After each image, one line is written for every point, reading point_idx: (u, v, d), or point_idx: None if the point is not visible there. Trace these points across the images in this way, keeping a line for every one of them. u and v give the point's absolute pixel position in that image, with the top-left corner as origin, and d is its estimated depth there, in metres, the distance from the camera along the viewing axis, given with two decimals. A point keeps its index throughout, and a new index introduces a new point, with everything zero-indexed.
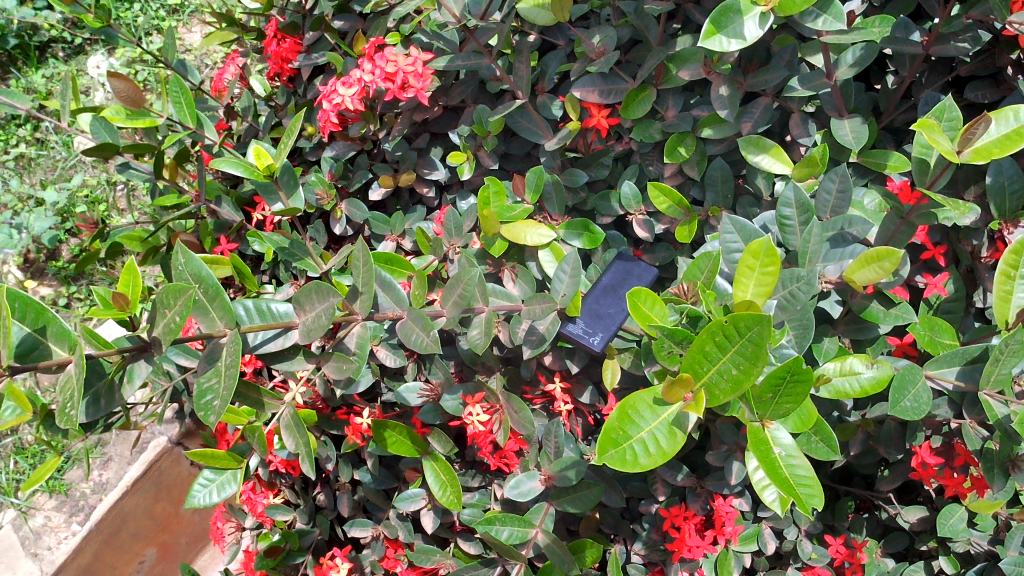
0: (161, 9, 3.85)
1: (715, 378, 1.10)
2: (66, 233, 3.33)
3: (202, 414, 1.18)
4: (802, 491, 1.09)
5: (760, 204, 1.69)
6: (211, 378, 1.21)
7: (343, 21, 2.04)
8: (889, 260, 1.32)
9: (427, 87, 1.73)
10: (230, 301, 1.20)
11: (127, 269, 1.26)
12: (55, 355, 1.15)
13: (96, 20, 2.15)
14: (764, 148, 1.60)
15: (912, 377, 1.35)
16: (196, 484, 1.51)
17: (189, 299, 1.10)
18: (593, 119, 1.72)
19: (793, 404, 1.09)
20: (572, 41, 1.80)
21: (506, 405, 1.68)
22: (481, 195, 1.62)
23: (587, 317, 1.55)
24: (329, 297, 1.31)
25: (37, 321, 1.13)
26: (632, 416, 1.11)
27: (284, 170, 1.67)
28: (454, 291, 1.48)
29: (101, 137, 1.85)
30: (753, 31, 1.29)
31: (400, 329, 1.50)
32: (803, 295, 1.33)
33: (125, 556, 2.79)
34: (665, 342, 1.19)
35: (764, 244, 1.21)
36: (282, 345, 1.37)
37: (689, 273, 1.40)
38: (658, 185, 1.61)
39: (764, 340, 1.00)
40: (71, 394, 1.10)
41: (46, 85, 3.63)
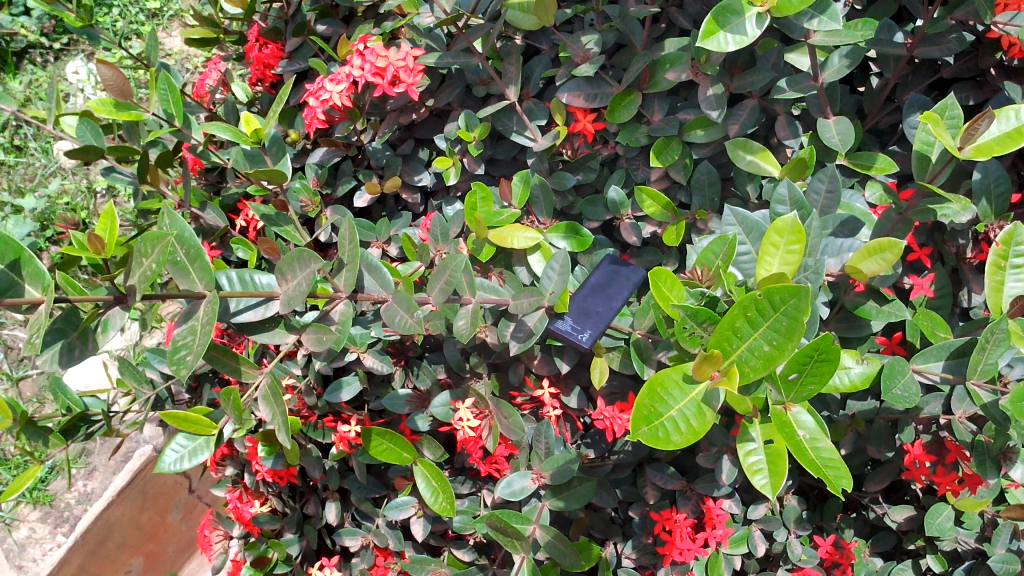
0: (140, 13, 3.83)
1: (745, 355, 1.10)
2: (47, 241, 3.31)
3: (174, 369, 1.17)
4: (829, 473, 1.07)
5: (747, 207, 1.69)
6: (187, 336, 1.19)
7: (326, 25, 2.04)
8: (891, 251, 1.32)
9: (417, 82, 1.73)
10: (212, 263, 1.18)
11: (107, 212, 1.28)
12: (29, 295, 1.11)
13: (77, 18, 2.11)
14: (751, 150, 1.59)
15: (901, 366, 1.36)
16: (169, 449, 1.41)
17: (165, 247, 1.08)
18: (578, 124, 1.74)
19: (817, 384, 1.10)
20: (556, 46, 1.81)
21: (496, 411, 1.68)
22: (467, 200, 1.61)
23: (575, 314, 1.54)
24: (311, 264, 1.29)
25: (12, 261, 1.09)
26: (662, 394, 1.09)
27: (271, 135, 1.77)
28: (439, 278, 1.46)
29: (85, 140, 1.88)
30: (752, 30, 1.27)
31: (385, 311, 1.46)
32: (813, 284, 1.32)
33: (111, 566, 2.77)
34: (688, 322, 1.18)
35: (789, 220, 1.24)
36: (263, 315, 1.36)
37: (703, 257, 1.38)
38: (645, 189, 1.62)
39: (800, 314, 1.02)
40: (34, 336, 1.07)
41: (24, 91, 3.60)
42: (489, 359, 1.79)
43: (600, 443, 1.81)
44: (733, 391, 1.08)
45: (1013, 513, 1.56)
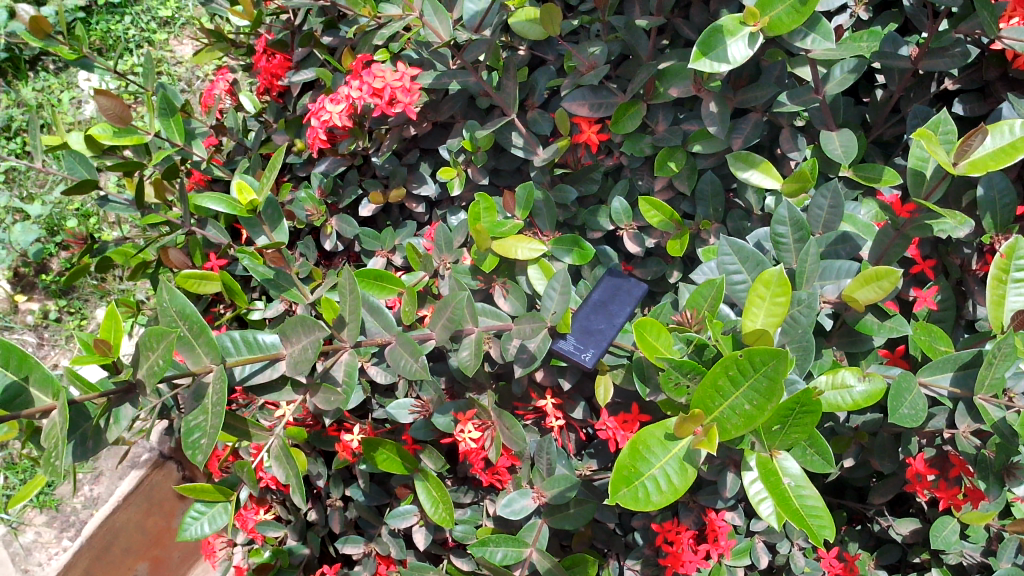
0: (152, 21, 3.86)
1: (727, 413, 1.10)
2: (55, 247, 3.33)
3: (189, 453, 1.18)
4: (812, 521, 1.07)
5: (751, 219, 1.69)
6: (198, 414, 1.20)
7: (332, 37, 2.02)
8: (888, 280, 1.32)
9: (414, 102, 1.73)
10: (215, 336, 1.20)
11: (109, 312, 1.26)
12: (38, 400, 1.17)
13: (72, 51, 2.10)
14: (752, 164, 1.59)
15: (907, 384, 1.35)
16: (188, 517, 1.54)
17: (169, 344, 1.12)
18: (583, 135, 1.72)
19: (802, 435, 1.10)
20: (561, 57, 1.82)
21: (498, 421, 1.68)
22: (472, 210, 1.62)
23: (577, 334, 1.54)
24: (314, 328, 1.32)
25: (21, 370, 1.15)
26: (642, 453, 1.10)
27: (267, 203, 1.62)
28: (442, 314, 1.48)
29: (78, 174, 1.94)
30: (742, 51, 1.29)
31: (389, 354, 1.50)
32: (804, 318, 1.32)
33: (117, 571, 2.77)
34: (673, 373, 1.19)
35: (775, 272, 1.24)
36: (270, 377, 1.37)
37: (692, 301, 1.38)
38: (649, 199, 1.61)
39: (780, 376, 1.01)
40: (54, 440, 1.12)
41: (36, 98, 3.63)
42: (492, 369, 1.80)
43: (603, 454, 1.79)
44: (712, 450, 1.09)
45: (1018, 528, 1.55)
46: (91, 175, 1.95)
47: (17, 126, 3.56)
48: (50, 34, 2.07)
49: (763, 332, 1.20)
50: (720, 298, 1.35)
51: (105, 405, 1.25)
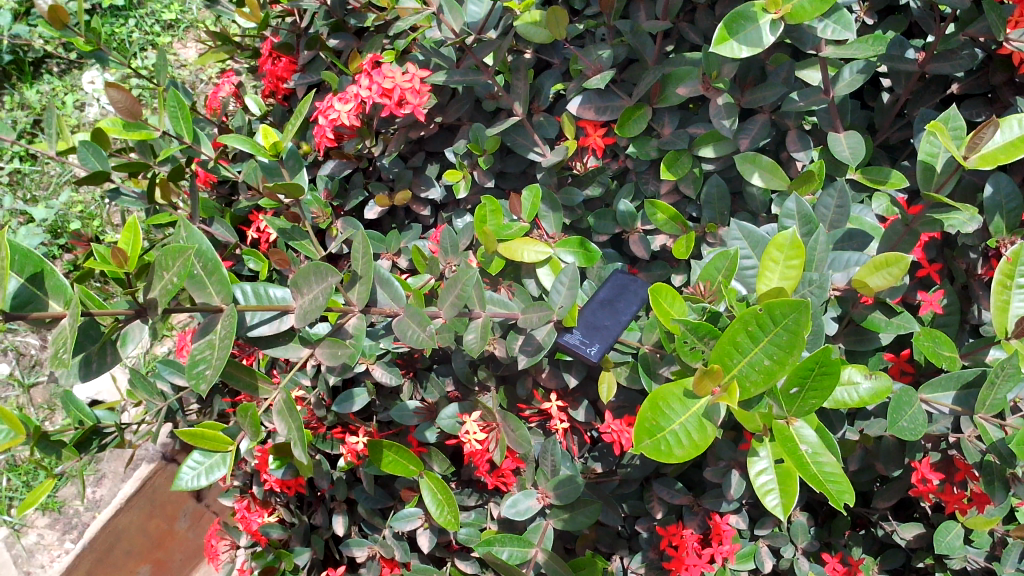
0: (156, 23, 3.87)
1: (746, 370, 1.10)
2: (59, 249, 3.34)
3: (193, 384, 1.16)
4: (832, 487, 1.05)
5: (757, 222, 1.70)
6: (205, 348, 1.19)
7: (338, 40, 2.03)
8: (898, 266, 1.31)
9: (424, 103, 1.73)
10: (228, 275, 1.18)
11: (129, 225, 1.22)
12: (50, 309, 1.12)
13: (86, 41, 2.08)
14: (760, 165, 1.60)
15: (908, 398, 1.36)
16: (183, 465, 1.32)
17: (188, 259, 1.08)
18: (589, 139, 1.74)
19: (819, 398, 1.09)
20: (567, 60, 1.82)
21: (503, 423, 1.67)
22: (477, 214, 1.60)
23: (584, 328, 1.54)
24: (328, 278, 1.26)
25: (34, 273, 1.10)
26: (664, 408, 1.07)
27: (290, 153, 1.74)
28: (452, 291, 1.47)
29: (86, 167, 1.93)
30: (766, 37, 1.29)
31: (397, 325, 1.47)
32: (815, 298, 1.33)
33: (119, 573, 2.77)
34: (689, 337, 1.19)
35: (789, 235, 1.23)
36: (278, 328, 1.36)
37: (705, 272, 1.39)
38: (654, 203, 1.61)
39: (800, 328, 1.03)
40: (61, 342, 1.06)
41: (40, 100, 3.64)
42: (497, 371, 1.79)
43: (608, 456, 1.79)
44: (734, 405, 1.07)
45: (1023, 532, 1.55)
46: (103, 167, 1.88)
47: (21, 128, 3.56)
48: (65, 25, 2.05)
49: (779, 291, 1.18)
50: (733, 270, 1.35)
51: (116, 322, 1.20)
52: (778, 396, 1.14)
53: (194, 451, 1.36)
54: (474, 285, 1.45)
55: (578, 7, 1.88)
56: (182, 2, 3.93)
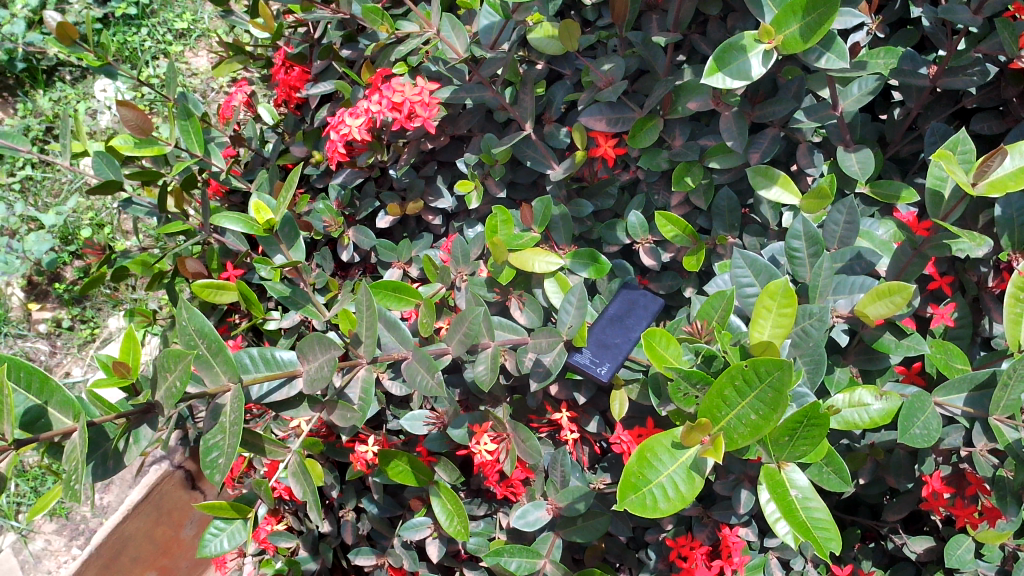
0: (168, 33, 3.91)
1: (733, 423, 1.11)
2: (70, 255, 3.36)
3: (208, 471, 1.22)
4: (819, 534, 1.08)
5: (767, 234, 1.70)
6: (216, 433, 1.23)
7: (351, 50, 2.03)
8: (901, 294, 1.31)
9: (433, 116, 1.71)
10: (231, 355, 1.25)
11: (127, 334, 1.27)
12: (58, 423, 1.19)
13: (95, 59, 2.07)
14: (771, 179, 1.60)
15: (921, 405, 1.33)
16: (209, 532, 1.50)
17: (187, 364, 1.15)
18: (600, 149, 1.73)
19: (811, 447, 1.09)
20: (579, 72, 1.83)
21: (513, 434, 1.68)
22: (489, 223, 1.62)
23: (594, 347, 1.58)
24: (331, 348, 1.35)
25: (40, 391, 1.17)
26: (652, 460, 1.11)
27: (284, 222, 1.64)
28: (459, 329, 1.51)
29: (103, 174, 1.81)
30: (756, 69, 1.33)
31: (406, 369, 1.51)
32: (815, 331, 1.32)
33: None
34: (681, 384, 1.20)
35: (782, 285, 1.22)
36: (287, 394, 1.43)
37: (702, 311, 1.38)
38: (665, 215, 1.62)
39: (784, 386, 1.02)
40: (74, 464, 1.14)
41: (53, 108, 3.68)
42: (508, 382, 1.80)
43: (616, 468, 1.80)
44: (720, 459, 1.10)
45: None
46: (116, 176, 1.81)
47: (33, 135, 3.60)
48: (73, 43, 2.04)
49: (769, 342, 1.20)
50: (730, 311, 1.35)
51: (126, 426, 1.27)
52: (768, 442, 1.16)
53: (216, 518, 1.53)
54: (481, 322, 1.49)
55: (591, 19, 1.90)
56: (194, 12, 3.96)
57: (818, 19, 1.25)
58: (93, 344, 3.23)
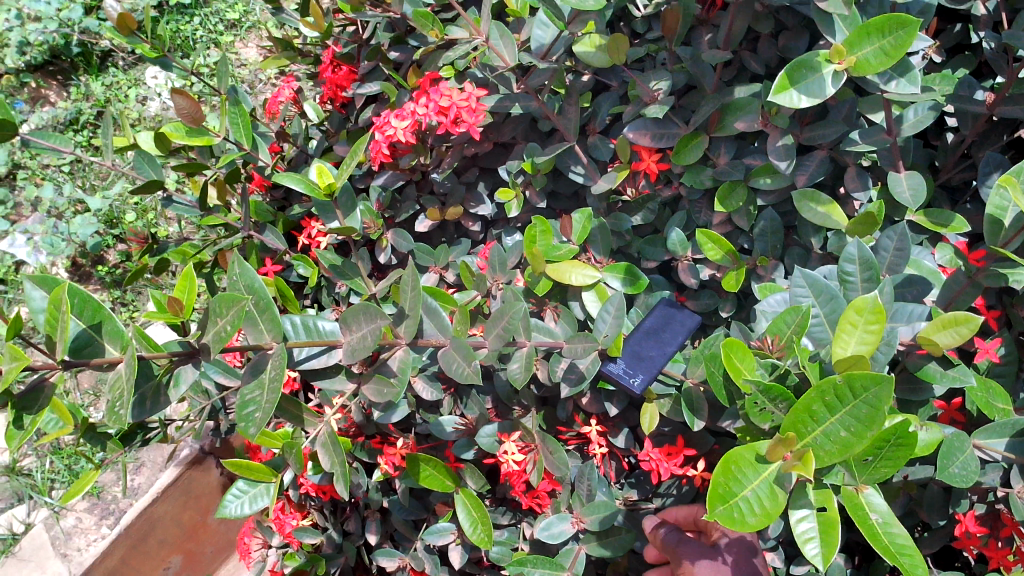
0: (220, 23, 3.97)
1: (820, 439, 1.07)
2: (113, 239, 3.42)
3: (243, 425, 1.20)
4: (904, 560, 1.02)
5: (810, 258, 1.68)
6: (255, 390, 1.22)
7: (399, 52, 2.03)
8: (967, 326, 1.26)
9: (479, 122, 1.68)
10: (280, 316, 1.23)
11: (184, 272, 1.24)
12: (106, 353, 1.17)
13: (153, 49, 2.07)
14: (818, 202, 1.58)
15: (960, 444, 1.32)
16: (229, 494, 1.42)
17: (240, 310, 1.13)
18: (642, 164, 1.72)
19: (892, 468, 1.11)
20: (625, 84, 1.82)
21: (541, 445, 1.66)
22: (527, 234, 1.62)
23: (628, 358, 1.57)
24: (377, 318, 1.30)
25: (94, 320, 1.16)
26: (736, 472, 1.05)
27: (342, 189, 1.73)
28: (498, 323, 1.49)
29: (145, 174, 1.97)
30: (826, 89, 1.31)
31: (442, 356, 1.48)
32: (882, 355, 1.30)
33: (150, 561, 2.81)
34: (759, 398, 1.16)
35: (870, 300, 1.18)
36: (325, 363, 1.39)
37: (774, 326, 1.34)
38: (706, 232, 1.60)
39: (882, 404, 0.99)
40: (119, 394, 1.12)
41: (105, 93, 3.75)
42: (539, 392, 1.79)
43: (644, 484, 1.79)
44: (806, 475, 1.04)
45: None
46: (158, 175, 1.98)
47: (84, 119, 3.68)
48: (133, 31, 2.04)
49: (858, 358, 1.18)
50: (804, 327, 1.30)
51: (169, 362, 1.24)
52: (850, 463, 1.15)
53: (239, 480, 1.46)
54: (521, 320, 1.47)
55: (640, 32, 1.89)
56: (246, 3, 4.02)
57: (896, 41, 1.23)
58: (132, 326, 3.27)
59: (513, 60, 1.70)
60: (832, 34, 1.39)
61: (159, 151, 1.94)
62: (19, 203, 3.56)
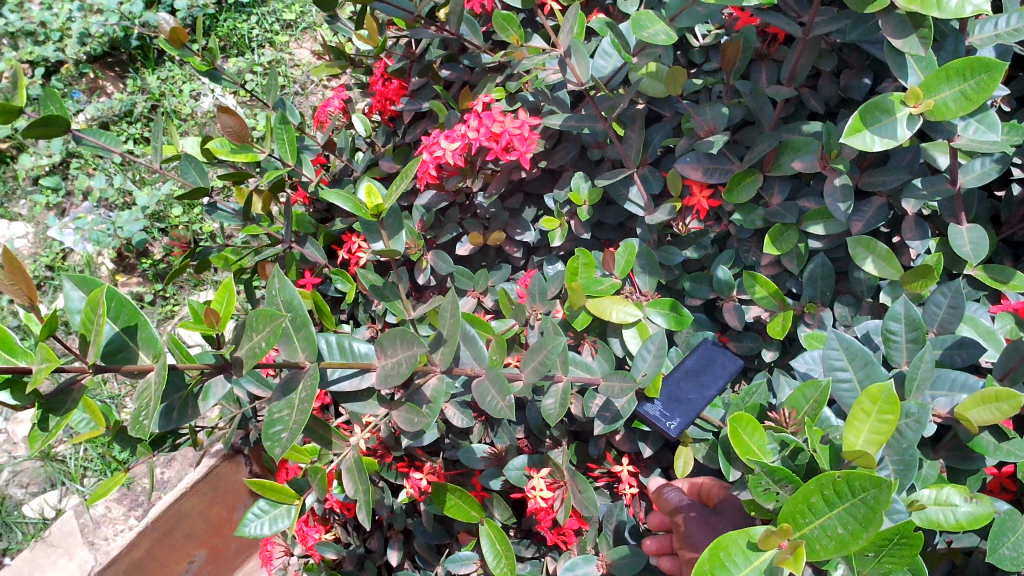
0: (276, 23, 3.99)
1: (817, 533, 1.01)
2: (158, 233, 3.44)
3: (267, 445, 1.09)
4: None
5: (861, 307, 1.61)
6: (283, 410, 1.12)
7: (450, 71, 2.00)
8: (1008, 403, 1.19)
9: (531, 151, 1.65)
10: (316, 332, 1.15)
11: (225, 283, 1.17)
12: (139, 360, 1.10)
13: (203, 63, 2.09)
14: (873, 250, 1.51)
15: (1011, 522, 1.26)
16: (250, 512, 1.36)
17: (277, 326, 1.04)
18: (692, 199, 1.67)
19: (896, 566, 1.04)
20: (679, 115, 1.77)
21: (570, 482, 1.61)
22: (570, 266, 1.57)
23: (665, 400, 1.52)
24: (414, 346, 1.21)
25: (129, 324, 1.10)
26: (724, 560, 1.02)
27: (389, 210, 1.50)
28: (535, 356, 1.43)
29: (190, 179, 1.98)
30: (902, 132, 1.24)
31: (477, 387, 1.41)
32: (911, 433, 1.20)
33: (176, 555, 2.79)
34: (763, 479, 1.08)
35: (885, 388, 1.10)
36: (357, 387, 1.30)
37: (793, 399, 1.29)
38: (754, 275, 1.56)
39: (880, 505, 0.92)
40: (146, 402, 1.03)
41: (160, 87, 3.79)
42: (571, 427, 1.75)
43: None
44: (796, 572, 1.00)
45: None
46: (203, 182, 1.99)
47: (138, 112, 3.72)
48: (185, 44, 2.06)
49: (865, 451, 1.11)
50: (823, 403, 1.25)
51: (201, 375, 1.17)
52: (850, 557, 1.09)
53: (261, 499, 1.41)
54: (560, 354, 1.42)
55: (698, 62, 1.84)
56: (303, 5, 4.05)
57: (978, 87, 1.18)
58: (171, 320, 3.29)
59: (587, 78, 1.62)
60: (905, 74, 1.34)
61: (205, 158, 1.96)
62: (69, 191, 3.61)
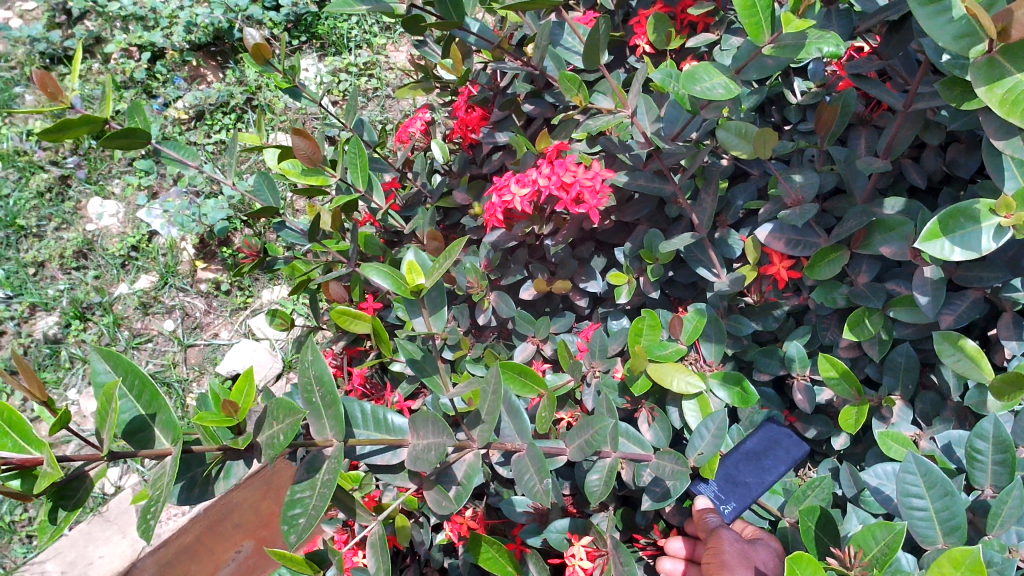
0: (376, 25, 4.01)
1: None
2: (240, 224, 3.42)
3: (283, 528, 1.07)
4: None
5: (944, 405, 1.50)
6: (306, 490, 1.11)
7: (533, 105, 1.95)
8: None
9: (601, 204, 1.58)
10: (344, 414, 1.13)
11: (245, 372, 1.13)
12: (157, 442, 1.09)
13: (284, 79, 2.07)
14: (962, 348, 1.37)
15: None
16: None
17: (298, 418, 1.04)
18: (771, 268, 1.58)
19: None
20: (767, 176, 1.68)
21: (613, 552, 1.48)
22: (634, 326, 1.47)
23: (721, 482, 1.42)
24: (443, 436, 1.23)
25: (148, 401, 1.09)
26: None
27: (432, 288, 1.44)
28: (584, 432, 1.39)
29: (263, 198, 1.99)
30: (986, 242, 1.14)
31: (517, 462, 1.37)
32: None
33: (222, 542, 2.64)
34: None
35: (971, 554, 0.89)
36: (387, 462, 1.29)
37: (858, 534, 1.14)
38: (830, 359, 1.45)
39: None
40: (158, 493, 1.01)
41: (257, 80, 3.83)
42: (621, 492, 1.69)
43: None
44: None
45: None
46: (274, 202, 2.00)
47: (234, 103, 3.75)
48: (267, 62, 2.04)
49: None
50: (897, 547, 1.09)
51: (222, 455, 1.17)
52: None
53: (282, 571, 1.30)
54: (609, 432, 1.36)
55: (793, 120, 1.75)
56: None
57: None
58: (244, 312, 3.29)
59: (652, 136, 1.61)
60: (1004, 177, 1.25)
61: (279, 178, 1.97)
62: (160, 175, 3.64)
